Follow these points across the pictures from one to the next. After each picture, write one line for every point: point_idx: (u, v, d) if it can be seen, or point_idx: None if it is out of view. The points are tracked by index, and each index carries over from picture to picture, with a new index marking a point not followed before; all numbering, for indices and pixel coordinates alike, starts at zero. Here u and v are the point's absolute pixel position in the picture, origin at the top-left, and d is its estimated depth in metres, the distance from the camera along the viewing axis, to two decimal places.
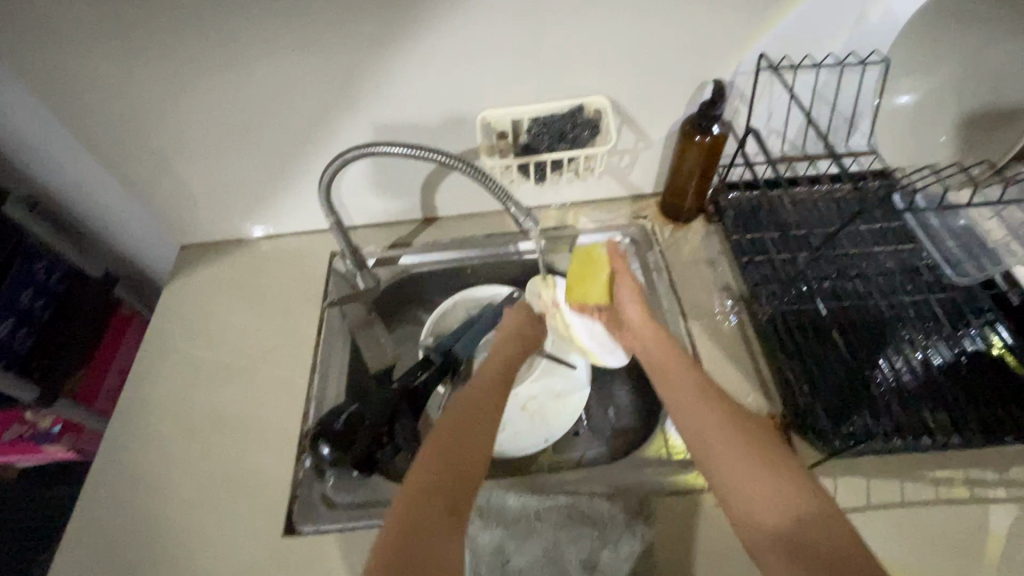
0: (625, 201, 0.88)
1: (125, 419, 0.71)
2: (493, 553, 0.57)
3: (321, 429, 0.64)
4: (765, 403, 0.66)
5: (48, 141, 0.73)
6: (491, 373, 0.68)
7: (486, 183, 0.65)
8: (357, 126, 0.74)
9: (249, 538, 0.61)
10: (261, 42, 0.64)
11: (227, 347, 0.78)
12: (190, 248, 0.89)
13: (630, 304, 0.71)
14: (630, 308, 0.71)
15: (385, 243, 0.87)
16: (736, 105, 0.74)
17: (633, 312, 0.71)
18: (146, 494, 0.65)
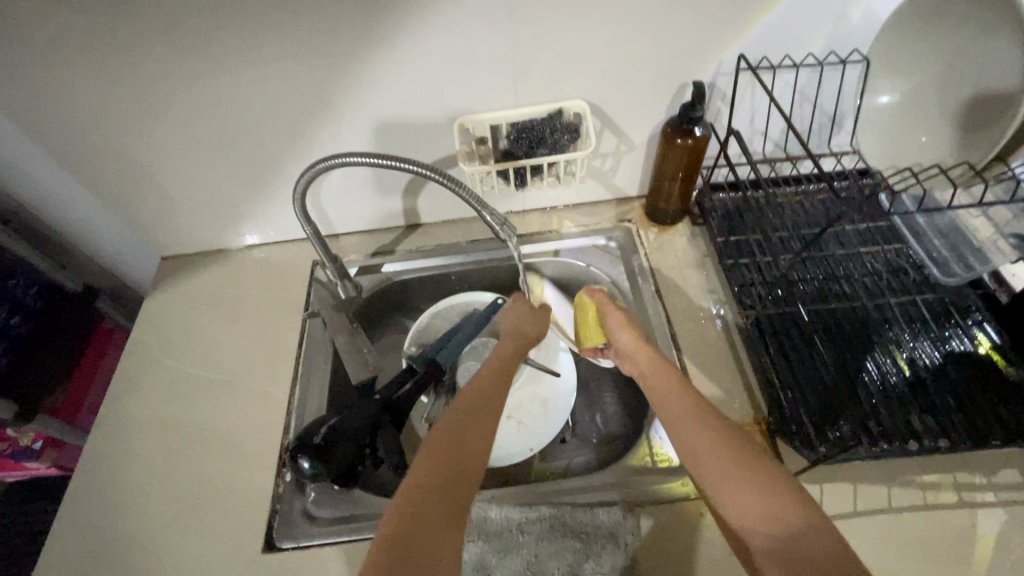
0: (610, 205, 0.87)
1: (104, 435, 0.70)
2: (474, 567, 0.56)
3: (300, 443, 0.63)
4: (751, 408, 0.65)
5: (20, 156, 0.72)
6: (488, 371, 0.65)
7: (458, 192, 0.63)
8: (335, 134, 0.74)
9: (229, 556, 0.60)
10: (231, 52, 0.62)
11: (208, 359, 0.77)
12: (171, 259, 0.88)
13: (622, 326, 0.70)
14: (622, 332, 0.69)
15: (368, 251, 0.86)
16: (718, 106, 0.73)
17: (626, 335, 0.68)
18: (124, 513, 0.64)
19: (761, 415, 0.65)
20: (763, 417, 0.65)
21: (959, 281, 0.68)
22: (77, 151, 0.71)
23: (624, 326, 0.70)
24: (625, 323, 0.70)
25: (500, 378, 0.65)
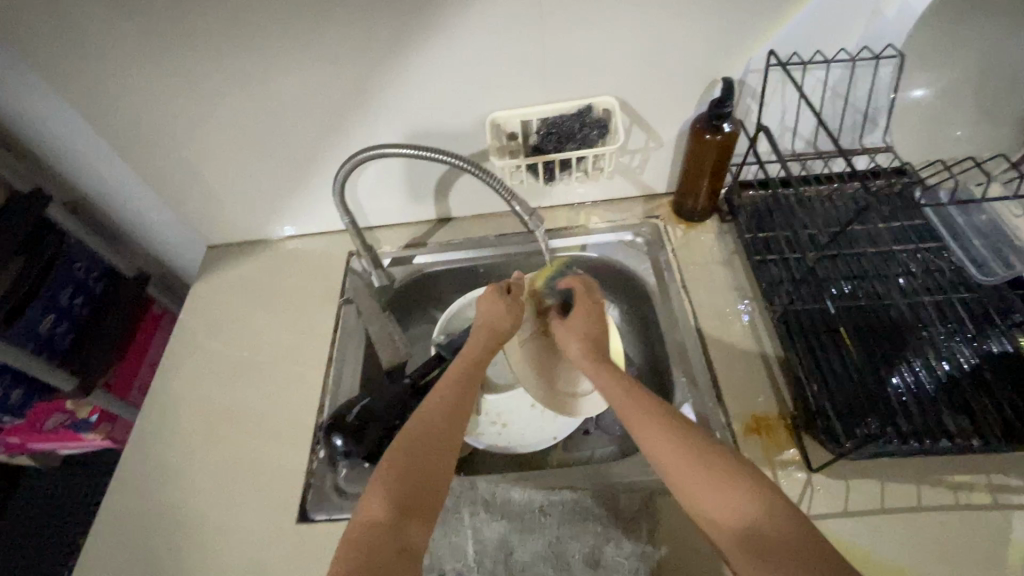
0: (638, 201, 0.88)
1: (153, 409, 0.75)
2: (496, 546, 0.57)
3: (334, 422, 0.68)
4: (776, 403, 0.66)
5: (84, 149, 0.78)
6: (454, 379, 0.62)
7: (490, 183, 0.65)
8: (372, 130, 0.77)
9: (267, 524, 0.64)
10: (279, 52, 0.66)
11: (249, 342, 0.81)
12: (217, 248, 0.93)
13: (571, 337, 0.66)
14: (572, 344, 0.66)
15: (401, 243, 0.89)
16: (747, 103, 0.73)
17: (574, 349, 0.65)
18: (169, 481, 0.69)
19: (786, 411, 0.65)
20: (788, 412, 0.64)
21: (998, 280, 0.67)
22: (137, 144, 0.76)
23: (572, 338, 0.66)
24: (576, 334, 0.66)
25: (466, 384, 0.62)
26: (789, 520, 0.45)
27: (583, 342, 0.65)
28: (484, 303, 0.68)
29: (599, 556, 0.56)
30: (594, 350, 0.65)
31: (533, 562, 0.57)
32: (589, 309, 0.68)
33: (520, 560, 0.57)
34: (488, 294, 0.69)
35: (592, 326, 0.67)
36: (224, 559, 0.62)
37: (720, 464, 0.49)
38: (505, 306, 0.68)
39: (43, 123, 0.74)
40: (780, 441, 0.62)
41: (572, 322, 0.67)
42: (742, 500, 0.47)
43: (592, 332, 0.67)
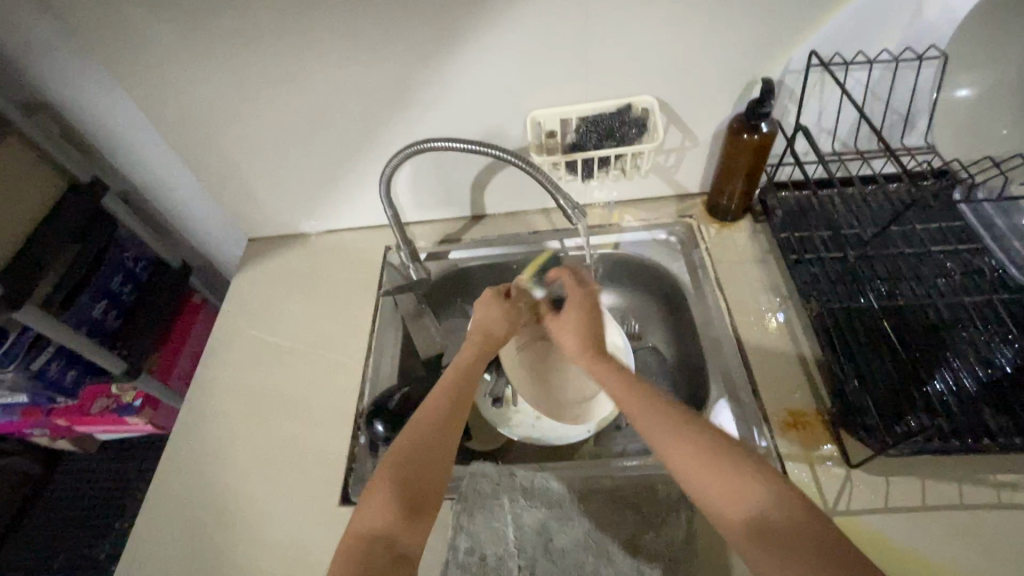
0: (671, 200, 0.89)
1: (197, 394, 0.77)
2: (536, 531, 0.59)
3: (375, 408, 0.72)
4: (813, 399, 0.66)
5: (138, 143, 0.81)
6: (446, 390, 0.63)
7: (537, 177, 0.67)
8: (414, 125, 0.79)
9: (311, 505, 0.66)
10: (330, 50, 0.69)
11: (289, 331, 0.83)
12: (257, 240, 0.95)
13: (567, 332, 0.71)
14: (569, 337, 0.71)
15: (436, 238, 0.91)
16: (785, 103, 0.74)
17: (572, 343, 0.70)
18: (215, 462, 0.71)
19: (823, 407, 0.65)
20: (825, 409, 0.65)
21: None
22: (188, 138, 0.79)
23: (568, 331, 0.71)
24: (572, 327, 0.71)
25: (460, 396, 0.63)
26: (791, 505, 0.45)
27: (578, 336, 0.70)
28: (482, 308, 0.74)
29: (638, 544, 0.57)
30: (589, 343, 0.69)
31: (573, 548, 0.57)
32: (584, 305, 0.73)
33: (560, 546, 0.58)
34: (486, 299, 0.75)
35: (586, 320, 0.72)
36: (269, 540, 0.64)
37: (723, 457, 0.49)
38: (502, 309, 0.74)
39: (104, 118, 0.77)
40: (818, 437, 0.63)
41: (565, 317, 0.73)
42: (742, 486, 0.47)
43: (589, 325, 0.71)
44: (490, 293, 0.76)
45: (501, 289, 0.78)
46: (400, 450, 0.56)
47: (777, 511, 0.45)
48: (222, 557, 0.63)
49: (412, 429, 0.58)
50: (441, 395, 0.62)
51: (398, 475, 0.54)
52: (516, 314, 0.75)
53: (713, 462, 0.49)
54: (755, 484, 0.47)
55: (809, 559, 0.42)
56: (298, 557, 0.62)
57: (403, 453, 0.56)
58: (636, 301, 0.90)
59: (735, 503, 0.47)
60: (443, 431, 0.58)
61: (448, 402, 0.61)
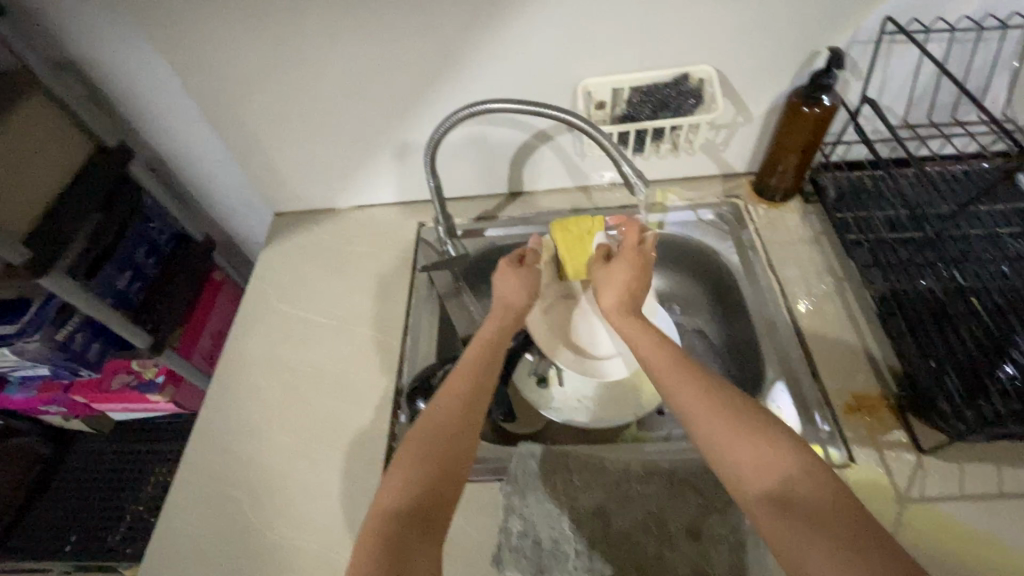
0: (717, 180, 0.86)
1: (227, 370, 0.74)
2: (593, 514, 0.56)
3: (419, 384, 0.67)
4: (877, 384, 0.63)
5: (166, 107, 0.77)
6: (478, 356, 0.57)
7: (601, 141, 0.63)
8: (458, 94, 0.74)
9: (351, 485, 0.63)
10: (374, 15, 0.64)
11: (322, 307, 0.80)
12: (284, 215, 0.92)
13: (609, 287, 0.61)
14: (610, 291, 0.61)
15: (472, 216, 0.88)
16: (849, 77, 0.71)
17: (608, 297, 0.61)
18: (247, 439, 0.68)
19: (888, 391, 0.62)
20: (891, 393, 0.62)
21: None
22: (216, 108, 0.74)
23: (612, 287, 0.61)
24: (619, 281, 0.61)
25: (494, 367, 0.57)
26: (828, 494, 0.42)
27: (623, 293, 0.61)
28: (497, 278, 0.66)
29: (701, 529, 0.54)
30: (629, 302, 0.60)
31: (633, 530, 0.55)
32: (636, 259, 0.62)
33: (618, 530, 0.55)
34: (500, 269, 0.67)
35: (639, 276, 0.62)
36: (308, 520, 0.61)
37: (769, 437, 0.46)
38: (519, 276, 0.66)
39: (132, 79, 0.74)
40: (884, 420, 0.60)
41: (615, 269, 0.62)
42: (780, 467, 0.44)
43: (640, 281, 0.62)
44: (503, 263, 0.67)
45: (515, 254, 0.69)
46: (421, 427, 0.51)
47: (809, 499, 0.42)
48: (256, 538, 0.60)
49: (436, 404, 0.53)
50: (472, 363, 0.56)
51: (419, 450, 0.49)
52: (533, 277, 0.67)
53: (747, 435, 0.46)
54: (786, 458, 0.44)
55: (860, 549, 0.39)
56: (340, 537, 0.59)
57: (424, 426, 0.51)
58: (679, 283, 0.87)
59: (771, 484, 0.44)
60: (470, 400, 0.53)
61: (478, 372, 0.55)
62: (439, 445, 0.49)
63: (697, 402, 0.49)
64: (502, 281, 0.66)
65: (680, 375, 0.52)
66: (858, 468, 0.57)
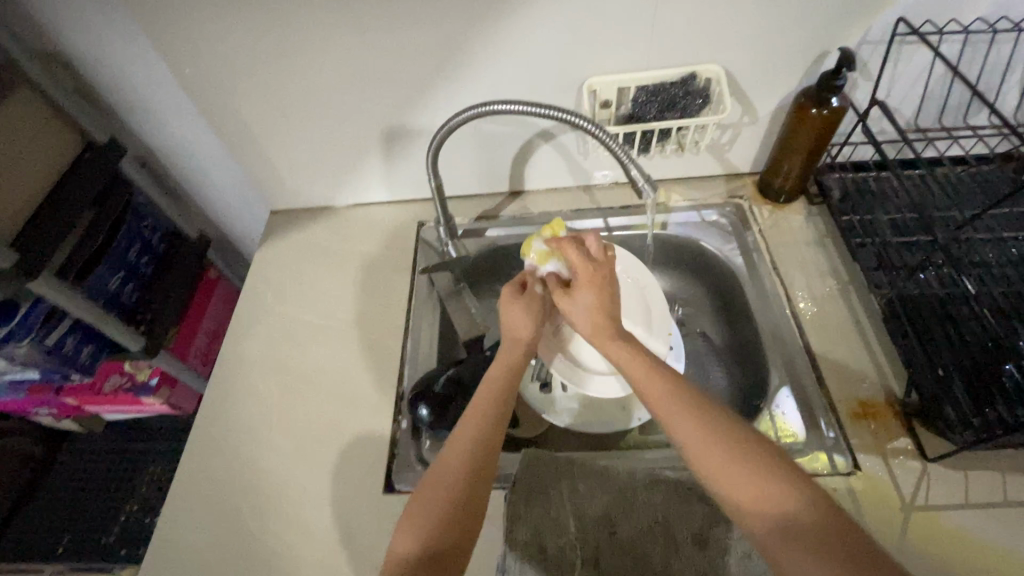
0: (721, 180, 0.85)
1: (223, 373, 0.73)
2: (598, 522, 0.56)
3: (420, 390, 0.66)
4: (882, 389, 0.63)
5: (157, 103, 0.75)
6: (491, 396, 0.54)
7: (609, 144, 0.62)
8: (460, 91, 0.72)
9: (352, 491, 0.62)
10: (374, 9, 0.62)
11: (321, 308, 0.79)
12: (280, 212, 0.90)
13: (579, 313, 0.59)
14: (582, 314, 0.58)
15: (473, 215, 0.86)
16: (859, 78, 0.69)
17: (585, 322, 0.58)
18: (245, 444, 0.67)
19: (893, 397, 0.62)
20: (896, 399, 0.62)
21: None
22: (211, 104, 0.72)
23: (584, 312, 0.58)
24: (586, 304, 0.58)
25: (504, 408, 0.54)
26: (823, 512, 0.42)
27: (596, 315, 0.58)
28: (502, 314, 0.61)
29: (707, 538, 0.54)
30: (606, 322, 0.57)
31: (638, 539, 0.55)
32: (595, 276, 0.59)
33: (624, 538, 0.55)
34: (505, 303, 0.61)
35: (604, 292, 0.59)
36: (308, 528, 0.60)
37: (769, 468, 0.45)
38: (523, 306, 0.61)
39: (121, 73, 0.71)
40: (889, 427, 0.60)
41: (580, 292, 0.59)
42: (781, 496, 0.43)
43: (609, 298, 0.58)
44: (508, 292, 0.62)
45: (518, 279, 0.64)
46: (425, 484, 0.49)
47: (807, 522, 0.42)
48: (255, 546, 0.59)
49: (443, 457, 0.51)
50: (480, 411, 0.53)
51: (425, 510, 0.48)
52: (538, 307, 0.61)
53: (749, 478, 0.44)
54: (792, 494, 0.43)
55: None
56: (341, 546, 0.59)
57: (433, 475, 0.50)
58: (681, 285, 0.86)
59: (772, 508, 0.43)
60: (478, 450, 0.50)
61: (488, 416, 0.53)
62: (445, 497, 0.48)
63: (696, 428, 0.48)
64: (507, 317, 0.60)
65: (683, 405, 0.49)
66: (863, 475, 0.57)
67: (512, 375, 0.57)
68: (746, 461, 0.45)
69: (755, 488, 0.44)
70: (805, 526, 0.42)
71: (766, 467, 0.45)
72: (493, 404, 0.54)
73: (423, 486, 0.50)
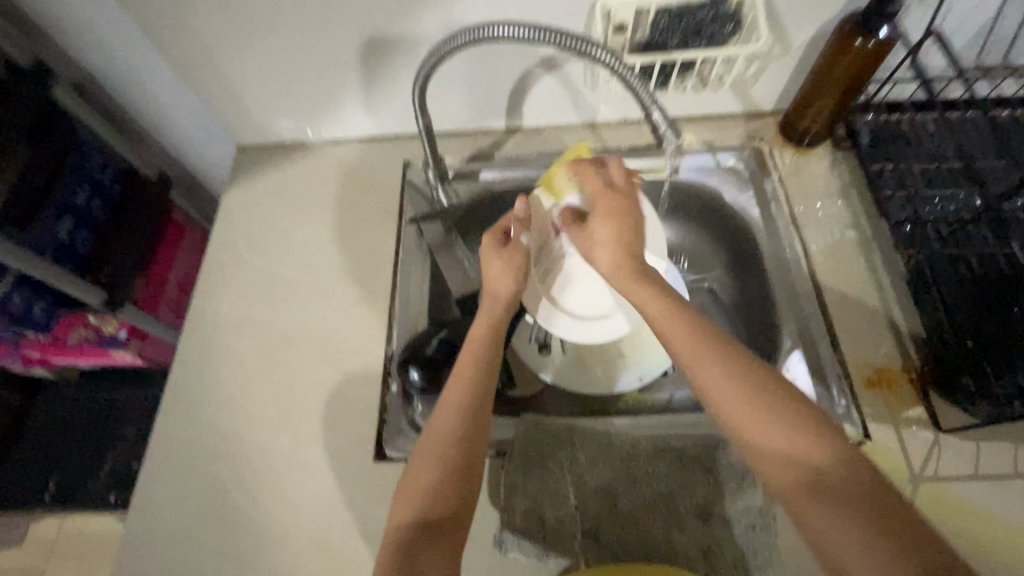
0: (741, 120, 0.77)
1: (196, 332, 0.67)
2: (600, 494, 0.53)
3: (411, 353, 0.62)
4: (899, 356, 0.60)
5: (90, 19, 0.63)
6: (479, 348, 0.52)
7: (630, 81, 0.54)
8: (450, 11, 0.61)
9: (341, 459, 0.59)
10: None
11: (299, 260, 0.72)
12: (248, 149, 0.80)
13: (601, 244, 0.55)
14: (601, 249, 0.55)
15: (464, 155, 0.78)
16: (915, 4, 0.60)
17: (605, 255, 0.54)
18: (224, 410, 0.62)
19: (911, 363, 0.59)
20: (913, 366, 0.59)
21: None
22: (153, 20, 0.61)
23: (603, 244, 0.54)
24: (608, 233, 0.54)
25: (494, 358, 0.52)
26: (846, 460, 0.40)
27: (617, 248, 0.54)
28: (484, 265, 0.58)
29: (712, 510, 0.52)
30: (628, 255, 0.54)
31: (640, 510, 0.53)
32: (612, 205, 0.56)
33: (626, 511, 0.53)
34: (487, 252, 0.58)
35: (623, 223, 0.55)
36: (296, 495, 0.57)
37: (781, 410, 0.42)
38: (502, 259, 0.57)
39: None
40: (904, 396, 0.57)
41: (597, 223, 0.55)
42: (800, 443, 0.41)
43: (628, 229, 0.55)
44: (489, 241, 0.59)
45: (501, 227, 0.60)
46: (423, 445, 0.48)
47: (831, 468, 0.40)
48: (242, 515, 0.57)
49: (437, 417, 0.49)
50: (473, 360, 0.51)
51: (427, 465, 0.46)
52: (521, 257, 0.58)
53: (761, 420, 0.42)
54: (811, 441, 0.41)
55: (893, 552, 0.36)
56: (331, 515, 0.56)
57: (428, 438, 0.48)
58: (690, 236, 0.79)
59: (797, 458, 0.41)
60: (472, 407, 0.48)
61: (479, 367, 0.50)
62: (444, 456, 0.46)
63: (711, 378, 0.44)
64: (493, 266, 0.57)
65: (693, 343, 0.46)
66: (874, 445, 0.55)
67: (499, 326, 0.55)
68: (755, 402, 0.43)
69: (776, 435, 0.42)
70: (827, 473, 0.40)
71: (778, 405, 0.42)
72: (485, 354, 0.51)
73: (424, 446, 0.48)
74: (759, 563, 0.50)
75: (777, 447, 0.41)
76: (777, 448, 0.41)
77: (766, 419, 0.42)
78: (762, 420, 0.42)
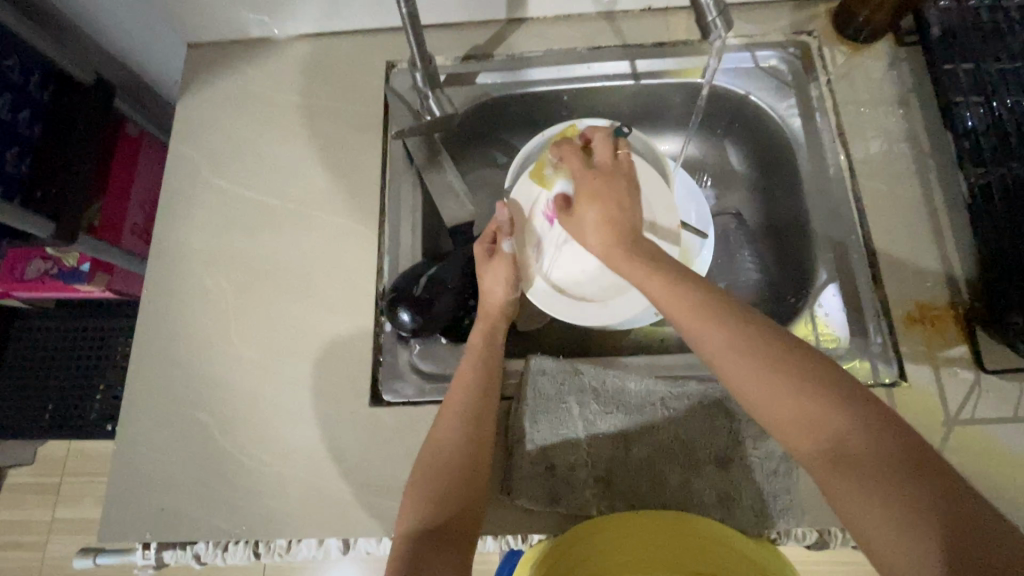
0: (787, 7, 0.64)
1: (163, 266, 0.60)
2: (613, 440, 0.51)
3: (399, 291, 0.55)
4: (946, 290, 0.54)
5: None
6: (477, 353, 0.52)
7: None
8: None
9: (336, 404, 0.55)
10: None
11: (272, 182, 0.63)
12: (202, 48, 0.68)
13: (588, 228, 0.51)
14: (588, 230, 0.52)
15: (458, 53, 0.66)
16: None
17: (596, 240, 0.51)
18: (202, 352, 0.57)
19: (957, 299, 0.54)
20: (961, 300, 0.53)
21: None
22: None
23: (592, 226, 0.51)
24: (594, 213, 0.51)
25: (493, 364, 0.51)
26: (885, 436, 0.36)
27: (605, 228, 0.50)
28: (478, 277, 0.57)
29: (732, 456, 0.50)
30: (615, 238, 0.49)
31: (655, 457, 0.50)
32: (600, 187, 0.52)
33: (640, 457, 0.50)
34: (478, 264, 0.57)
35: (613, 204, 0.51)
36: (289, 442, 0.54)
37: (812, 394, 0.38)
38: (492, 269, 0.56)
39: None
40: (946, 335, 0.52)
41: (583, 205, 0.52)
42: (832, 423, 0.38)
43: (618, 207, 0.51)
44: (478, 254, 0.58)
45: (489, 234, 0.59)
46: (428, 444, 0.47)
47: (868, 446, 0.36)
48: (232, 463, 0.53)
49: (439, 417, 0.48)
50: (468, 371, 0.50)
51: (427, 466, 0.46)
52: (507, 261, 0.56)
53: (792, 407, 0.39)
54: (844, 422, 0.37)
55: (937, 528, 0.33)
56: (326, 461, 0.53)
57: (431, 439, 0.47)
58: (717, 150, 0.70)
59: (829, 439, 0.37)
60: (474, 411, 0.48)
61: (480, 374, 0.50)
62: (445, 456, 0.46)
63: (731, 370, 0.41)
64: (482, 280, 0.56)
65: (694, 330, 0.43)
66: (909, 387, 0.51)
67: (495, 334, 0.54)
68: (785, 391, 0.39)
69: (802, 419, 0.38)
70: (865, 455, 0.36)
71: (794, 390, 0.39)
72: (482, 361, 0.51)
73: (428, 444, 0.47)
74: (779, 507, 0.48)
75: (802, 430, 0.38)
76: (803, 432, 0.38)
77: (792, 404, 0.39)
78: (789, 405, 0.39)
